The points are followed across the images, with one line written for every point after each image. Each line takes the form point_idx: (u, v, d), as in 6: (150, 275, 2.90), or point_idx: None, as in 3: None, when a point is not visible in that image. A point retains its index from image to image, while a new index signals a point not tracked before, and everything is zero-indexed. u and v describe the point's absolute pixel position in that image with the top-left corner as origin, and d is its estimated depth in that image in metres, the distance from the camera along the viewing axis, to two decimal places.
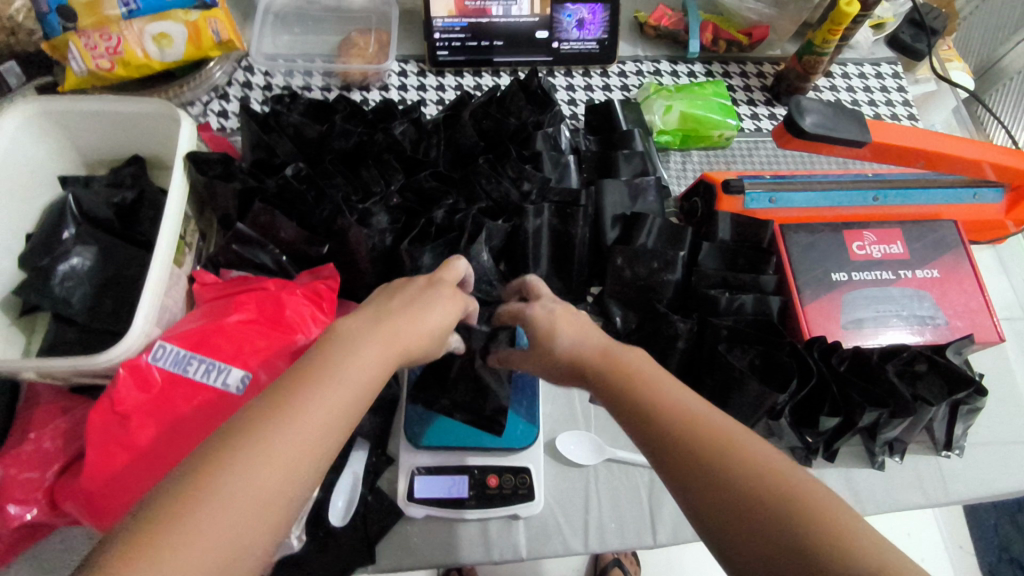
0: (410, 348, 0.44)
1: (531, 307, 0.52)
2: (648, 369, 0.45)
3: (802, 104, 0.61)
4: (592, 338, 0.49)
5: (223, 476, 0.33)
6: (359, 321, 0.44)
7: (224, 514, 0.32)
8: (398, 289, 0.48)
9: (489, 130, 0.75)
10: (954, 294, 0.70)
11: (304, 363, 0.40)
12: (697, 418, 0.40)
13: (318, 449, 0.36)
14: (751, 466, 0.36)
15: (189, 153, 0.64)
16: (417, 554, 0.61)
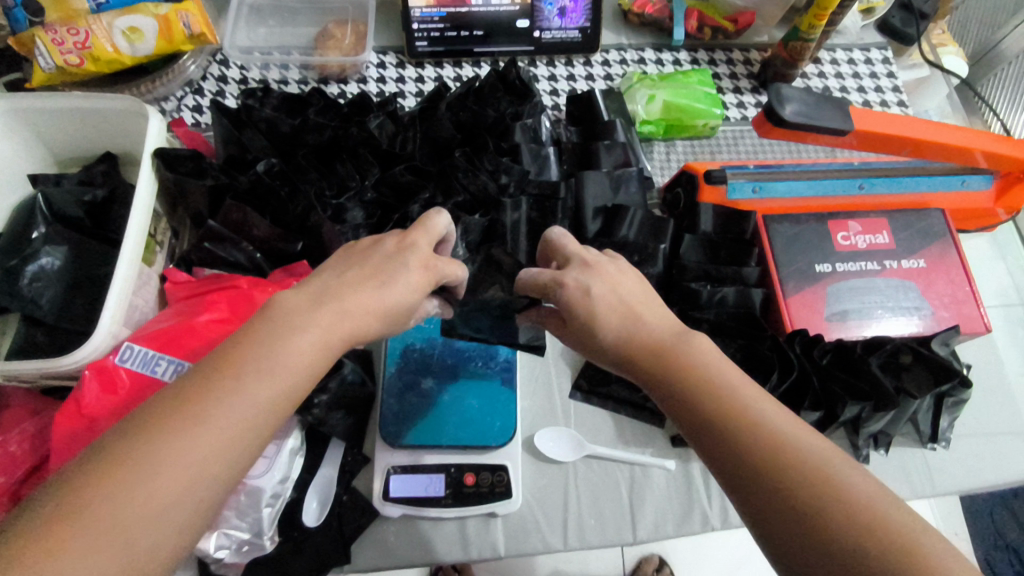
0: (352, 335, 0.43)
1: (565, 287, 0.47)
2: (719, 366, 0.42)
3: (782, 92, 0.59)
4: (644, 328, 0.45)
5: (121, 475, 0.34)
6: (298, 300, 0.43)
7: (120, 515, 0.33)
8: (362, 261, 0.46)
9: (466, 122, 0.73)
10: (940, 284, 0.69)
11: (228, 351, 0.40)
12: (778, 437, 0.38)
13: (225, 448, 0.37)
14: (839, 499, 0.35)
15: (158, 150, 0.63)
16: (393, 553, 0.61)
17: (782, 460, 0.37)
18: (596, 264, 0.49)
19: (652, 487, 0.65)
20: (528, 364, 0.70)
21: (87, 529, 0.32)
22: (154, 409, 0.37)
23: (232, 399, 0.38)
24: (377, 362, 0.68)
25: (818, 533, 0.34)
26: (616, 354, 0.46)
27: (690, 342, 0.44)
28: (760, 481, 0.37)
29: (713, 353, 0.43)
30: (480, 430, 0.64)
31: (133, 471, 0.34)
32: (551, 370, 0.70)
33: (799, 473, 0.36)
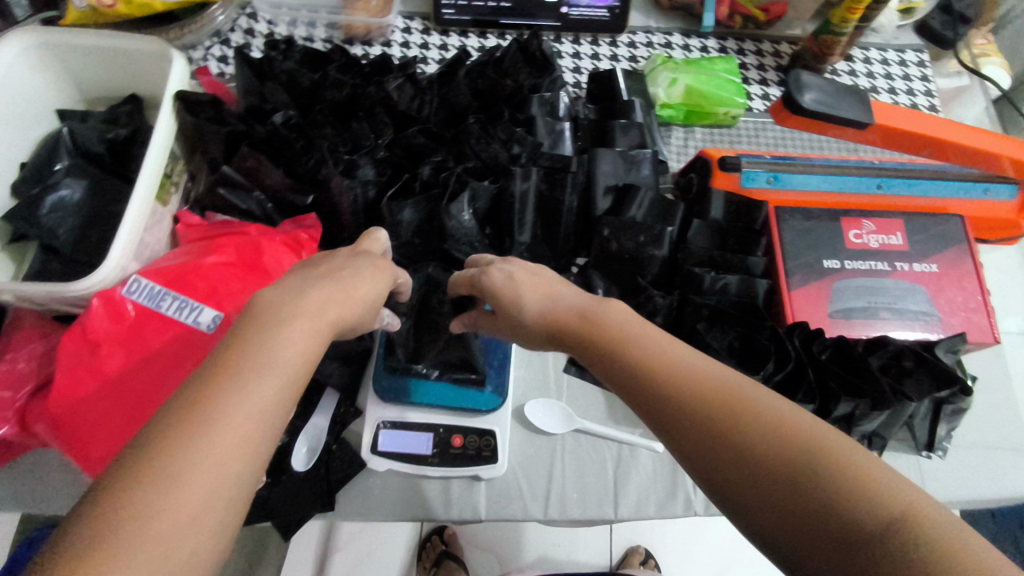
0: (340, 319, 0.42)
1: (488, 274, 0.52)
2: (633, 321, 0.44)
3: (802, 79, 0.58)
4: (560, 299, 0.49)
5: (143, 495, 0.30)
6: (276, 296, 0.40)
7: (151, 543, 0.29)
8: (320, 261, 0.47)
9: (483, 90, 0.73)
10: (950, 291, 0.67)
11: (222, 357, 0.36)
12: (697, 375, 0.39)
13: (248, 450, 0.33)
14: (764, 422, 0.35)
15: (179, 93, 0.64)
16: (376, 505, 0.62)
17: (704, 397, 0.37)
18: (519, 261, 0.53)
19: (638, 467, 0.65)
20: None
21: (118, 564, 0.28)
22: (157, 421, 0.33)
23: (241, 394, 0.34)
24: None
25: (749, 460, 0.34)
26: (539, 328, 0.48)
27: (607, 306, 0.46)
28: (687, 422, 0.37)
29: (631, 314, 0.45)
30: (469, 396, 0.65)
31: (152, 492, 0.30)
32: None
33: (723, 406, 0.36)
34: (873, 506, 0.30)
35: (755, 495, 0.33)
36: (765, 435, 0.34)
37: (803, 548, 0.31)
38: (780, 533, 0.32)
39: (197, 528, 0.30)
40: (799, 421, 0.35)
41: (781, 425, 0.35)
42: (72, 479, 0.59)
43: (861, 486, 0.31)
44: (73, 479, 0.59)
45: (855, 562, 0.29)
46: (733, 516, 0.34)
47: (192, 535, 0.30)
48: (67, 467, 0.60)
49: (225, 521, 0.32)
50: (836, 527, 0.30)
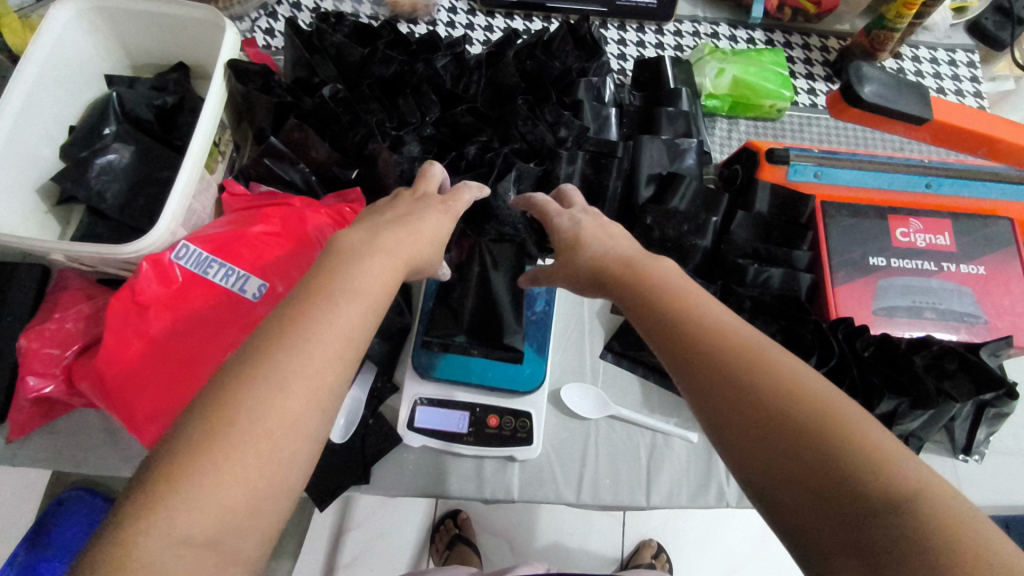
0: (413, 256, 0.47)
1: (560, 216, 0.55)
2: (674, 277, 0.46)
3: (862, 71, 0.57)
4: (615, 246, 0.51)
5: (250, 394, 0.35)
6: (356, 237, 0.46)
7: (259, 433, 0.34)
8: (390, 205, 0.53)
9: (531, 72, 0.73)
10: (998, 294, 0.66)
11: (316, 280, 0.41)
12: (728, 332, 0.39)
13: (336, 364, 0.38)
14: (783, 386, 0.35)
15: (231, 61, 0.64)
16: (410, 481, 0.62)
17: (728, 355, 0.38)
18: (596, 214, 0.56)
19: (672, 456, 0.65)
20: (562, 320, 0.70)
21: (233, 447, 0.33)
22: (257, 335, 0.38)
23: (324, 326, 0.38)
24: (416, 295, 0.69)
25: (762, 421, 0.34)
26: (589, 270, 0.51)
27: (655, 262, 0.47)
28: (706, 375, 0.38)
29: (677, 274, 0.46)
30: (508, 376, 0.64)
31: (257, 392, 0.35)
32: (585, 329, 0.70)
33: (745, 365, 0.37)
34: (880, 483, 0.30)
35: (763, 455, 0.34)
36: (781, 399, 0.35)
37: (800, 513, 0.32)
38: (780, 496, 0.32)
39: (296, 427, 0.35)
40: (823, 394, 0.35)
41: (800, 393, 0.35)
42: (112, 438, 0.60)
43: (872, 464, 0.31)
44: (113, 438, 0.60)
45: (850, 534, 0.30)
46: (737, 472, 0.35)
47: (281, 440, 0.34)
48: (107, 427, 0.61)
49: (317, 425, 0.36)
50: (837, 496, 0.31)
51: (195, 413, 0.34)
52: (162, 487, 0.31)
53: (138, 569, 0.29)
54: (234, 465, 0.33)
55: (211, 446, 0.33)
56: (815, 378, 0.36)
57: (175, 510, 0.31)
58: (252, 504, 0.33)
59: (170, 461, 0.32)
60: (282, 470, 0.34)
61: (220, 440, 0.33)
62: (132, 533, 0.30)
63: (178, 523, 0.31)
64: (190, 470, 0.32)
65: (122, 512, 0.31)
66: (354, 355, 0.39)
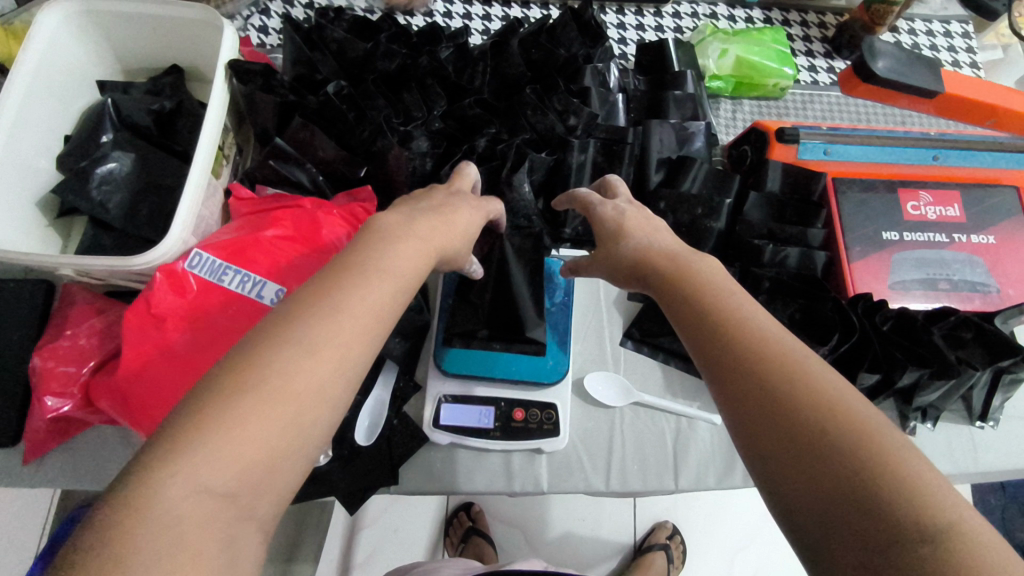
0: (444, 246, 0.47)
1: (602, 206, 0.57)
2: (720, 279, 0.46)
3: (875, 46, 0.57)
4: (658, 238, 0.52)
5: (278, 354, 0.34)
6: (394, 220, 0.46)
7: (284, 396, 0.33)
8: (426, 196, 0.52)
9: (537, 61, 0.72)
10: (1008, 262, 0.67)
11: (347, 256, 0.41)
12: (767, 336, 0.39)
13: (362, 338, 0.37)
14: (817, 393, 0.35)
15: (231, 61, 0.62)
16: (439, 480, 0.61)
17: (769, 362, 0.37)
18: (640, 206, 0.57)
19: (698, 440, 0.65)
20: (580, 310, 0.70)
21: (260, 405, 0.32)
22: (290, 300, 0.38)
23: (356, 298, 0.38)
24: (432, 291, 0.68)
25: (792, 426, 0.34)
26: (631, 259, 0.52)
27: (702, 262, 0.48)
28: (744, 381, 0.37)
29: (722, 275, 0.47)
30: (531, 369, 0.63)
31: (286, 353, 0.34)
32: (602, 317, 0.70)
33: (784, 373, 0.36)
34: (913, 512, 0.29)
35: (789, 462, 0.33)
36: (817, 412, 0.34)
37: (825, 529, 0.30)
38: (802, 504, 0.32)
39: (319, 396, 0.34)
40: (865, 414, 0.33)
41: (841, 412, 0.33)
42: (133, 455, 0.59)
43: (906, 491, 0.29)
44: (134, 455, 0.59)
45: (872, 556, 0.28)
46: (761, 476, 0.35)
47: (305, 406, 0.34)
48: (128, 443, 0.59)
49: (342, 394, 0.36)
50: (858, 509, 0.29)
51: (225, 366, 0.34)
52: (189, 431, 0.31)
53: (158, 514, 0.28)
54: (254, 425, 0.32)
55: (236, 398, 0.32)
56: (855, 395, 0.35)
57: (196, 459, 0.30)
58: (270, 461, 0.32)
59: (195, 411, 0.32)
60: (302, 438, 0.33)
61: (246, 395, 0.32)
62: (153, 477, 0.29)
63: (201, 473, 0.30)
64: (213, 419, 0.31)
65: (147, 452, 0.31)
66: (379, 335, 0.38)
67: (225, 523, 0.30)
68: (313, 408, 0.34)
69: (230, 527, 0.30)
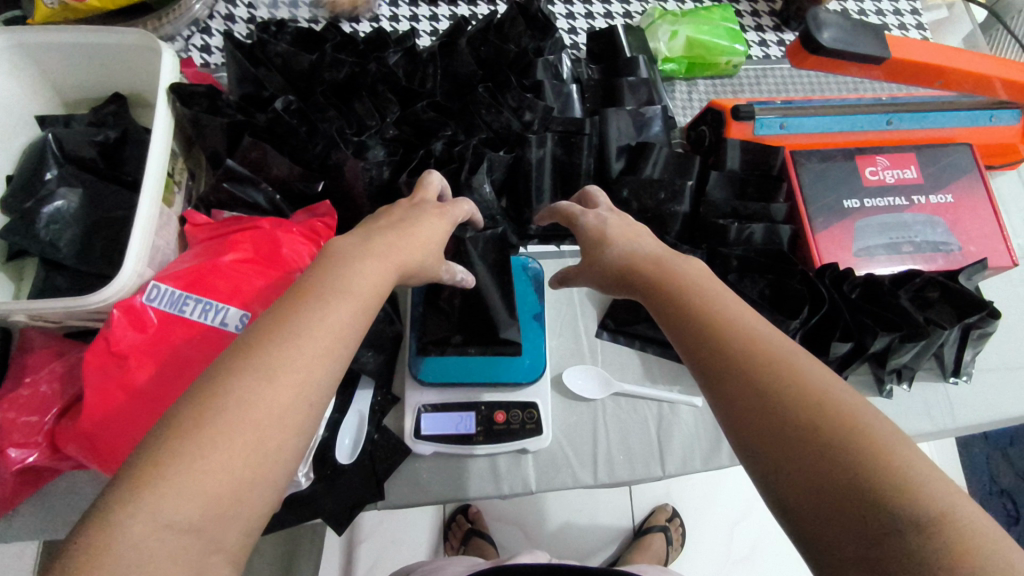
0: (406, 262, 0.46)
1: (584, 216, 0.56)
2: (706, 280, 0.46)
3: (819, 17, 0.57)
4: (640, 245, 0.52)
5: (236, 384, 0.33)
6: (349, 241, 0.45)
7: (246, 425, 0.32)
8: (386, 212, 0.52)
9: (487, 59, 0.71)
10: (968, 219, 0.68)
11: (307, 281, 0.40)
12: (754, 335, 0.39)
13: (323, 360, 0.36)
14: (805, 389, 0.35)
15: (173, 85, 0.61)
16: (427, 490, 0.60)
17: (756, 362, 0.37)
18: (621, 213, 0.56)
19: (680, 424, 0.65)
20: (554, 305, 0.69)
21: (219, 436, 0.31)
22: (252, 329, 0.37)
23: (315, 319, 0.37)
24: (402, 301, 0.67)
25: (784, 423, 0.34)
26: (615, 266, 0.51)
27: (686, 263, 0.48)
28: (733, 382, 0.37)
29: (705, 275, 0.46)
30: (509, 369, 0.63)
31: (245, 381, 0.34)
32: (576, 310, 0.69)
33: (770, 370, 0.36)
34: (908, 504, 0.29)
35: (783, 459, 0.33)
36: (807, 408, 0.34)
37: (820, 525, 0.30)
38: (802, 503, 0.31)
39: (280, 420, 0.33)
40: (855, 406, 0.33)
41: (830, 405, 0.33)
42: None
43: (904, 485, 0.30)
44: None
45: (871, 549, 0.28)
46: (757, 473, 0.34)
47: (269, 432, 0.33)
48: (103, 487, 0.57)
49: (307, 419, 0.35)
50: (854, 503, 0.30)
51: (184, 400, 0.33)
52: (149, 470, 0.30)
53: (120, 552, 0.28)
54: (219, 457, 0.31)
55: (198, 431, 0.31)
56: (841, 387, 0.35)
57: (158, 494, 0.29)
58: (237, 492, 0.31)
59: (153, 450, 0.31)
60: (267, 466, 0.32)
61: (207, 427, 0.32)
62: (114, 517, 0.28)
63: (165, 509, 0.29)
64: (175, 456, 0.30)
65: (108, 493, 0.30)
66: (343, 357, 0.38)
67: (191, 557, 0.29)
68: (276, 436, 0.33)
69: (198, 560, 0.29)
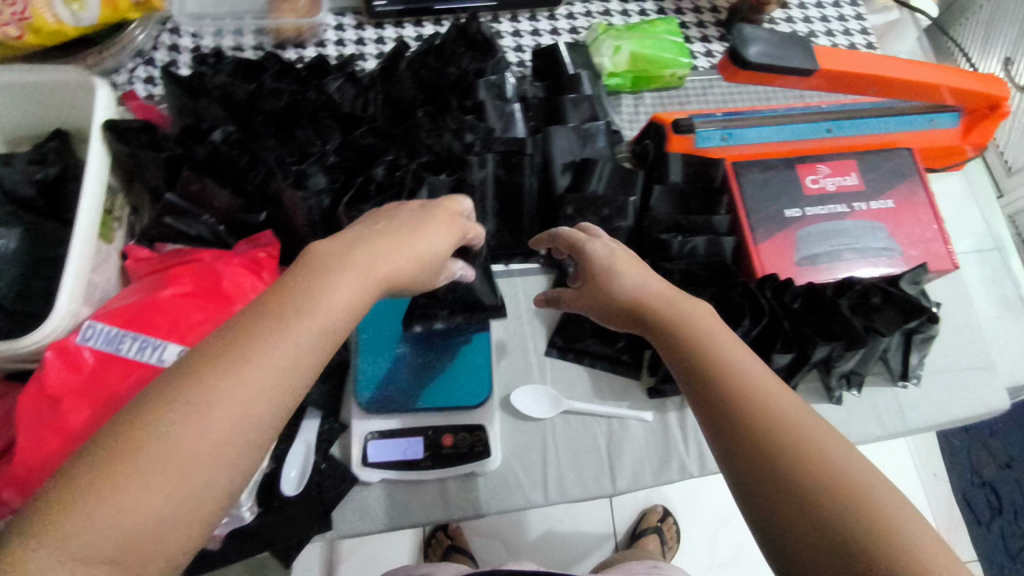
0: (391, 276, 0.42)
1: (591, 244, 0.51)
2: (710, 322, 0.45)
3: (744, 33, 0.58)
4: (649, 281, 0.49)
5: (167, 415, 0.32)
6: (332, 248, 0.41)
7: (172, 458, 0.31)
8: (389, 212, 0.47)
9: (427, 81, 0.72)
10: (909, 223, 0.69)
11: (270, 295, 0.37)
12: (757, 390, 0.39)
13: (271, 392, 0.34)
14: (806, 452, 0.35)
15: (107, 122, 0.61)
16: (377, 517, 0.60)
17: (759, 421, 0.37)
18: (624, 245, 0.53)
19: (630, 439, 0.65)
20: (503, 324, 0.69)
21: (143, 467, 0.31)
22: (201, 348, 0.35)
23: (266, 346, 0.35)
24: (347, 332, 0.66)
25: (787, 491, 0.34)
26: (620, 301, 0.49)
27: (694, 304, 0.46)
28: (738, 441, 0.37)
29: (711, 317, 0.46)
30: (455, 392, 0.63)
31: (177, 411, 0.32)
32: (525, 330, 0.69)
33: (773, 430, 0.36)
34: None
35: (789, 526, 0.33)
36: (809, 473, 0.34)
37: None
38: (795, 550, 0.32)
39: (214, 455, 0.32)
40: (855, 472, 0.34)
41: (831, 471, 0.34)
42: None
43: (900, 553, 0.30)
44: None
45: None
46: (761, 533, 0.35)
47: (199, 464, 0.32)
48: None
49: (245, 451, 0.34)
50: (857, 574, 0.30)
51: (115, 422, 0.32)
52: (65, 497, 0.29)
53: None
54: (140, 489, 0.30)
55: (119, 461, 0.30)
56: (841, 448, 0.35)
57: (72, 525, 0.29)
58: (159, 526, 0.30)
59: (74, 474, 0.30)
60: (194, 498, 0.32)
61: (134, 459, 0.31)
62: (27, 544, 0.28)
63: (76, 540, 0.29)
64: (94, 488, 0.30)
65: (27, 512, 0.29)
66: (295, 387, 0.35)
67: None
68: (208, 469, 0.32)
69: None
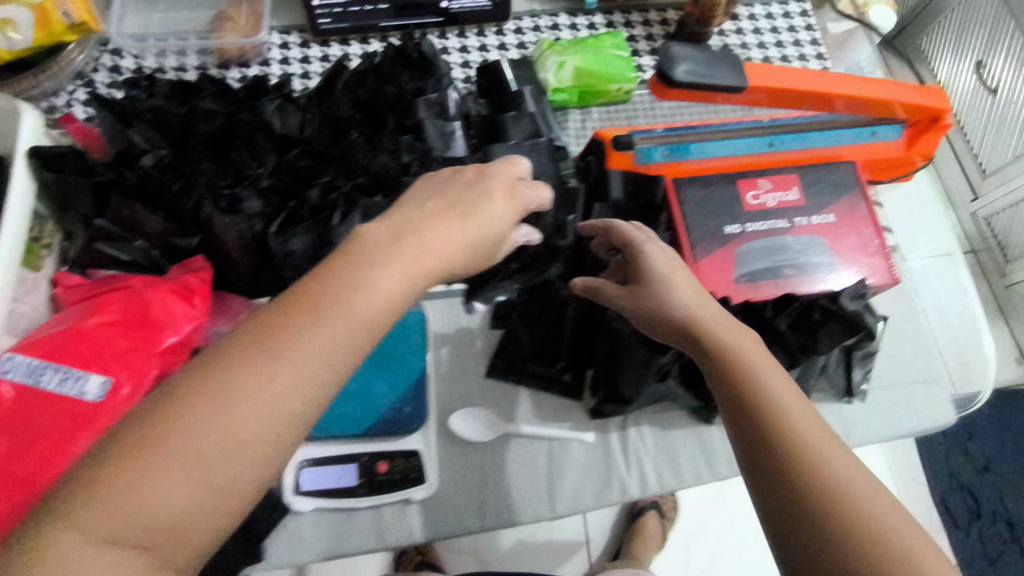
0: (438, 266, 0.40)
1: (648, 247, 0.54)
2: (748, 343, 0.47)
3: (672, 51, 0.58)
4: (702, 300, 0.51)
5: (192, 408, 0.31)
6: (380, 232, 0.39)
7: (195, 452, 0.31)
8: (443, 187, 0.45)
9: (364, 101, 0.72)
10: (850, 238, 0.68)
11: (309, 282, 0.36)
12: (792, 411, 0.41)
13: (306, 391, 0.33)
14: (828, 475, 0.37)
15: (32, 148, 0.59)
16: (311, 547, 0.59)
17: (790, 441, 0.39)
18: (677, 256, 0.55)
19: (571, 461, 0.64)
20: (445, 347, 0.68)
21: (167, 458, 0.30)
22: (238, 336, 0.34)
23: (302, 342, 0.33)
24: None
25: (810, 510, 0.36)
26: (666, 314, 0.50)
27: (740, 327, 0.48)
28: (765, 459, 0.39)
29: (753, 340, 0.47)
30: (389, 416, 0.63)
31: (202, 404, 0.31)
32: (467, 352, 0.68)
33: (798, 451, 0.39)
34: None
35: (803, 542, 0.36)
36: (826, 496, 0.36)
37: None
38: (806, 559, 0.36)
39: (239, 452, 0.31)
40: (866, 499, 0.36)
41: (853, 496, 0.36)
42: None
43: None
44: None
45: None
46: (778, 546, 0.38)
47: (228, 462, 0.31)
48: None
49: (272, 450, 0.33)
50: None
51: (144, 407, 0.32)
52: (89, 482, 0.29)
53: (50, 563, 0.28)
54: (168, 481, 0.30)
55: (144, 450, 0.30)
56: (863, 477, 0.38)
57: (98, 510, 0.29)
58: (183, 519, 0.30)
59: (101, 457, 0.30)
60: (220, 494, 0.31)
61: (162, 448, 0.30)
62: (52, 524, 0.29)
63: (94, 525, 0.29)
64: (125, 472, 0.29)
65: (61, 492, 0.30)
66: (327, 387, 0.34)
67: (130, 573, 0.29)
68: (240, 467, 0.31)
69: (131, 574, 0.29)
